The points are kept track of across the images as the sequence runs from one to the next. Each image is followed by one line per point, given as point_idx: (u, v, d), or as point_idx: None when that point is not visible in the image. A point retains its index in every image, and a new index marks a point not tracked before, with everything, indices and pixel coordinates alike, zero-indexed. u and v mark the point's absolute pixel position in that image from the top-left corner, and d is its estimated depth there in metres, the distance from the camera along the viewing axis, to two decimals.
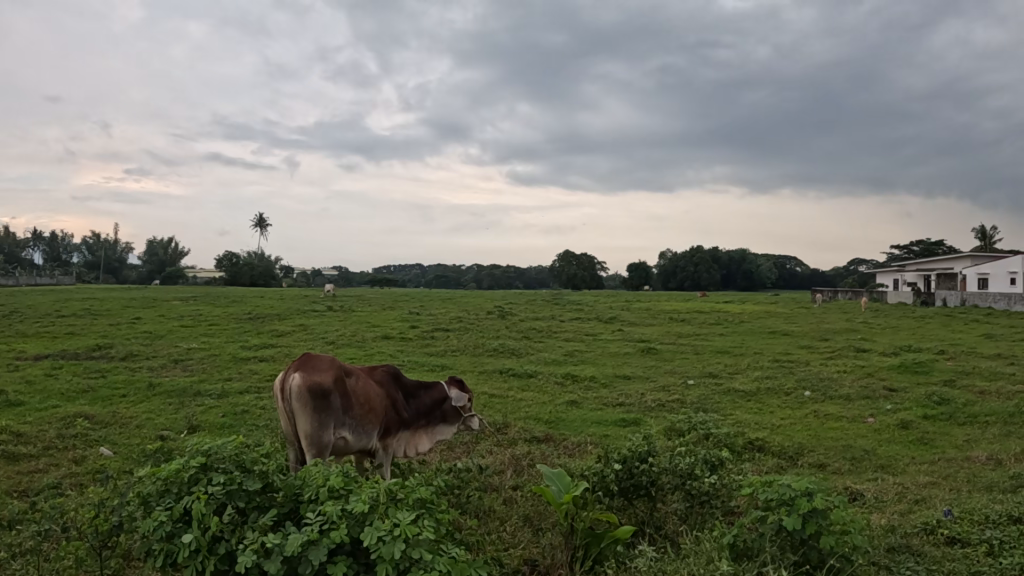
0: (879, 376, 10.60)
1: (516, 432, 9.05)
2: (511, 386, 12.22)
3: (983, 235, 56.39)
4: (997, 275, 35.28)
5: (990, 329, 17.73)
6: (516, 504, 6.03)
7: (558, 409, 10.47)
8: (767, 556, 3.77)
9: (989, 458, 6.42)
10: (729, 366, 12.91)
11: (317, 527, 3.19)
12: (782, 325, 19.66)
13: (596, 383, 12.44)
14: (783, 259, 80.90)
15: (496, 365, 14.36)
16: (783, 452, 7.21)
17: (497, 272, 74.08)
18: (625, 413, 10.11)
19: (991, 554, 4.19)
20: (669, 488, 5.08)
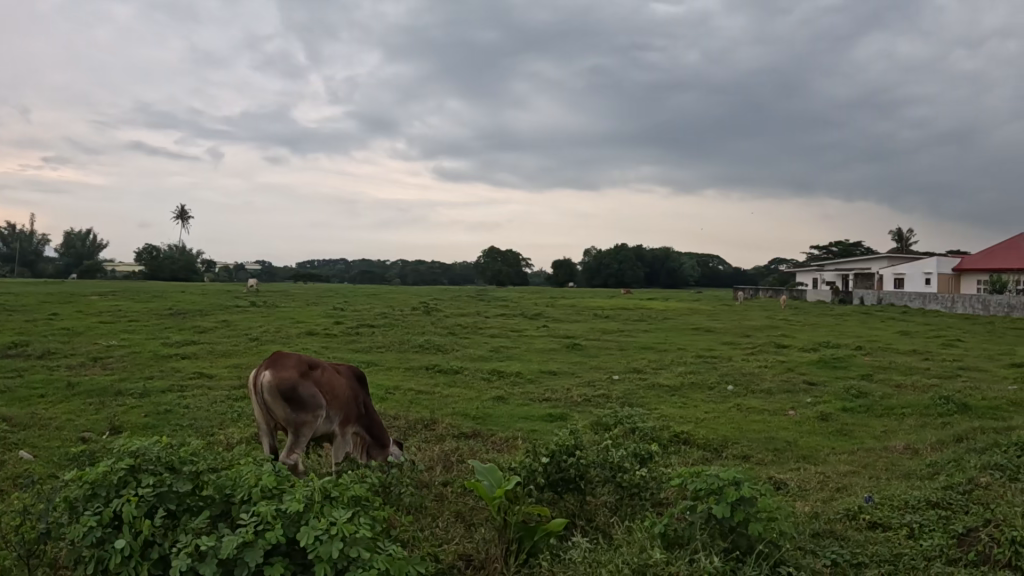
0: (798, 372, 10.97)
1: (444, 429, 9.12)
2: (438, 382, 12.28)
3: (897, 236, 58.63)
4: (912, 275, 36.87)
5: (905, 326, 18.57)
6: (448, 501, 6.14)
7: (485, 405, 10.58)
8: (699, 545, 3.93)
9: (906, 447, 6.75)
10: (652, 361, 13.22)
11: (252, 529, 3.22)
12: (707, 322, 20.11)
13: (523, 378, 12.59)
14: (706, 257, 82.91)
15: (423, 361, 14.43)
16: (707, 444, 7.47)
17: (423, 270, 74.14)
18: (552, 408, 10.28)
19: (911, 537, 4.44)
20: (599, 482, 5.27)
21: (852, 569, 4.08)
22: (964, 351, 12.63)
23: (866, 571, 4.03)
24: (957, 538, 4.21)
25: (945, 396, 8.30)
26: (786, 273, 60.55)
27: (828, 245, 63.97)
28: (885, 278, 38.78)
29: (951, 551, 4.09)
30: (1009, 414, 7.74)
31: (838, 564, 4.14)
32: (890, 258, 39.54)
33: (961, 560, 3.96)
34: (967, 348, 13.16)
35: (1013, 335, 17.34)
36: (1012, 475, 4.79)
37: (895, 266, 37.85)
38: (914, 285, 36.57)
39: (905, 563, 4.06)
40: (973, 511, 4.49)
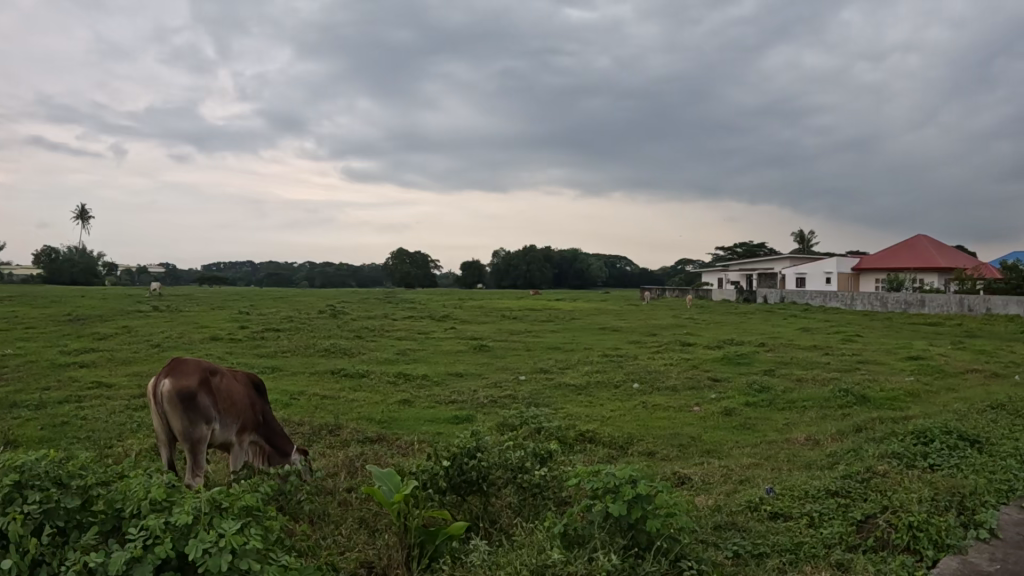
0: (703, 369, 10.99)
1: (348, 433, 8.77)
2: (343, 386, 11.89)
3: (798, 239, 60.40)
4: (812, 275, 38.01)
5: (804, 322, 19.00)
6: (351, 507, 5.72)
7: (390, 408, 10.26)
8: (597, 542, 3.68)
9: (808, 439, 6.73)
10: (559, 361, 13.11)
11: (140, 543, 2.82)
12: (613, 321, 20.20)
13: (429, 381, 12.32)
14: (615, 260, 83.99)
15: (329, 365, 13.99)
16: (613, 442, 7.31)
17: (332, 273, 73.00)
18: (458, 411, 10.01)
19: (811, 525, 4.31)
20: (501, 483, 5.01)
21: (754, 560, 3.94)
22: (862, 345, 12.92)
23: (767, 561, 3.87)
24: (855, 525, 4.08)
25: (845, 389, 8.38)
26: (692, 275, 61.79)
27: (732, 246, 65.58)
28: (787, 279, 39.82)
29: (851, 538, 3.96)
30: (905, 404, 7.83)
31: (739, 556, 4.00)
32: (791, 259, 40.63)
33: (860, 546, 3.83)
34: (865, 343, 13.45)
35: (906, 329, 17.89)
36: (907, 462, 4.72)
37: (796, 266, 38.97)
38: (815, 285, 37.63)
39: (805, 550, 3.91)
40: (872, 498, 4.39)
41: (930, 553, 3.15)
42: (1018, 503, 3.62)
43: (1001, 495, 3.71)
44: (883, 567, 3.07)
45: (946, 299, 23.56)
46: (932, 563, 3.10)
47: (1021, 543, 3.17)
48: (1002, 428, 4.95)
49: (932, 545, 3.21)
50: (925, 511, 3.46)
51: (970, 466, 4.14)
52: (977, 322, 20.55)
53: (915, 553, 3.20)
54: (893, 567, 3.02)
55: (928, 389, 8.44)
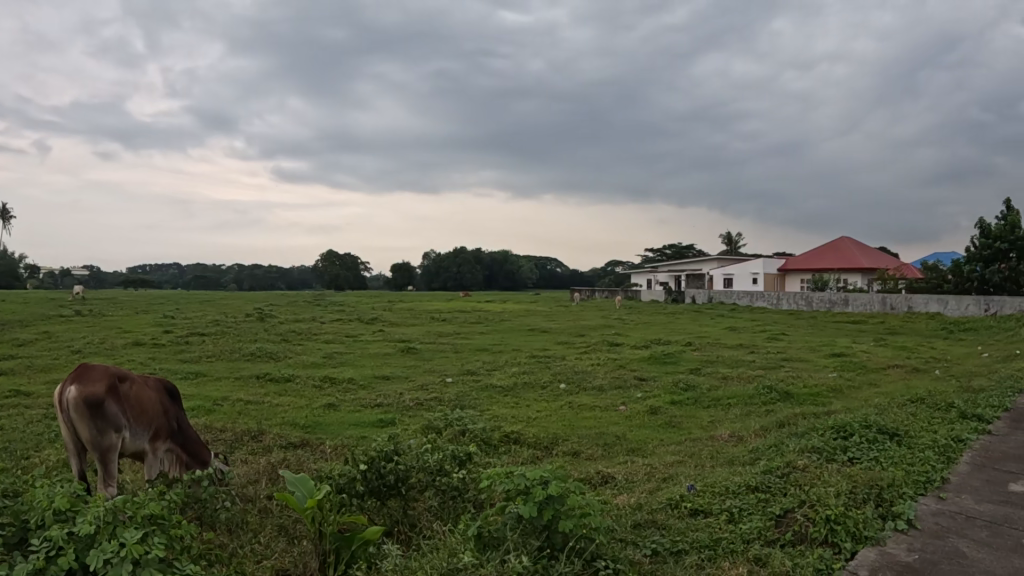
0: (630, 368, 10.88)
1: (269, 438, 7.56)
2: (267, 390, 11.21)
3: (726, 241, 61.50)
4: (740, 277, 38.62)
5: (731, 322, 19.16)
6: (269, 516, 4.45)
7: (314, 412, 9.49)
8: (509, 544, 3.29)
9: (731, 436, 6.64)
10: (487, 363, 12.90)
11: (42, 555, 2.45)
12: (541, 323, 20.13)
13: (356, 384, 11.86)
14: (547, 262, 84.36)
15: (253, 369, 13.50)
16: (538, 443, 7.10)
17: (262, 276, 71.69)
18: (384, 414, 9.40)
19: (731, 521, 4.12)
20: (421, 487, 4.20)
21: (673, 558, 3.67)
22: (787, 343, 13.00)
23: (686, 558, 3.63)
24: (775, 520, 3.92)
25: (768, 386, 8.34)
26: (622, 276, 62.39)
27: (662, 248, 66.49)
28: (715, 279, 40.27)
29: (770, 533, 3.79)
30: (828, 399, 7.82)
31: (658, 554, 3.72)
32: (721, 261, 41.15)
33: (779, 541, 3.67)
34: (790, 341, 13.57)
35: (830, 328, 18.16)
36: (828, 456, 4.61)
37: (725, 268, 39.50)
38: (742, 285, 38.21)
39: (723, 546, 3.69)
40: (793, 493, 4.25)
41: (847, 544, 3.01)
42: (937, 494, 3.51)
43: (920, 486, 3.58)
44: (800, 560, 2.90)
45: (869, 299, 24.01)
46: (849, 555, 2.96)
47: (939, 532, 3.06)
48: (920, 421, 4.90)
49: (849, 538, 3.07)
50: (842, 504, 3.32)
51: (891, 458, 4.02)
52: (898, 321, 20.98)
53: (831, 546, 3.05)
54: (810, 561, 2.85)
55: (850, 384, 8.47)
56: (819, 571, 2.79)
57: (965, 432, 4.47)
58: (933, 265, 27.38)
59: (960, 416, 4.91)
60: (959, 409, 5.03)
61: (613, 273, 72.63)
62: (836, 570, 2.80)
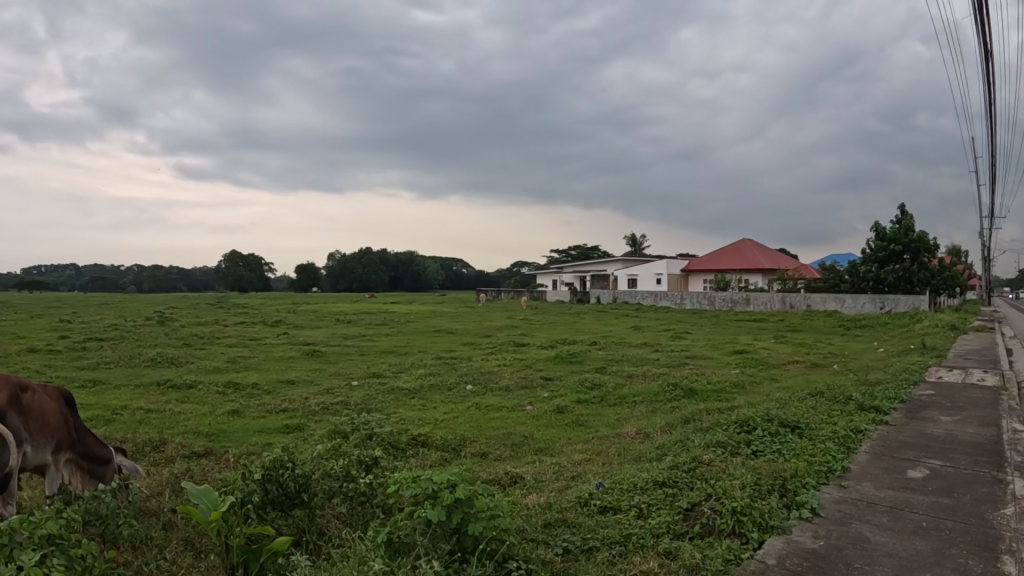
0: (535, 368, 10.93)
1: (171, 449, 6.82)
2: (168, 398, 10.63)
3: (630, 242, 62.67)
4: (644, 277, 39.37)
5: (633, 321, 19.47)
6: (176, 530, 3.98)
7: (218, 420, 8.92)
8: (420, 550, 3.13)
9: (639, 432, 6.71)
10: (392, 365, 12.73)
11: None
12: (447, 324, 20.05)
13: (260, 389, 11.36)
14: (453, 263, 84.28)
15: (152, 375, 12.93)
16: (446, 445, 7.00)
17: (159, 277, 69.29)
18: (288, 420, 8.94)
19: (641, 517, 4.13)
20: (327, 494, 3.96)
21: (584, 555, 3.65)
22: (688, 341, 13.28)
23: (597, 554, 3.62)
24: (683, 513, 3.95)
25: (673, 383, 8.48)
26: (527, 277, 62.81)
27: (568, 250, 67.31)
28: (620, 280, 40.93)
29: (678, 526, 3.82)
30: (730, 394, 8.01)
31: (569, 552, 3.70)
32: (625, 262, 41.80)
33: (687, 534, 3.69)
34: (692, 339, 13.87)
35: (730, 325, 18.64)
36: (732, 450, 4.68)
37: (629, 269, 40.17)
38: (647, 286, 39.07)
39: (634, 542, 3.69)
40: (700, 486, 4.30)
41: (754, 535, 3.03)
42: (839, 482, 3.60)
43: (822, 475, 3.67)
44: (710, 552, 2.89)
45: (771, 297, 24.92)
46: (758, 545, 2.98)
47: (843, 519, 3.13)
48: (821, 413, 5.05)
49: (756, 528, 3.09)
50: (748, 496, 3.34)
51: (792, 450, 4.12)
52: (797, 319, 21.69)
53: (740, 537, 3.06)
54: (720, 553, 2.84)
55: (752, 380, 8.70)
56: (728, 562, 2.79)
57: (864, 422, 4.62)
58: (830, 265, 28.55)
59: (858, 407, 5.08)
60: (857, 401, 5.20)
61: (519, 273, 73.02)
62: (745, 560, 2.81)
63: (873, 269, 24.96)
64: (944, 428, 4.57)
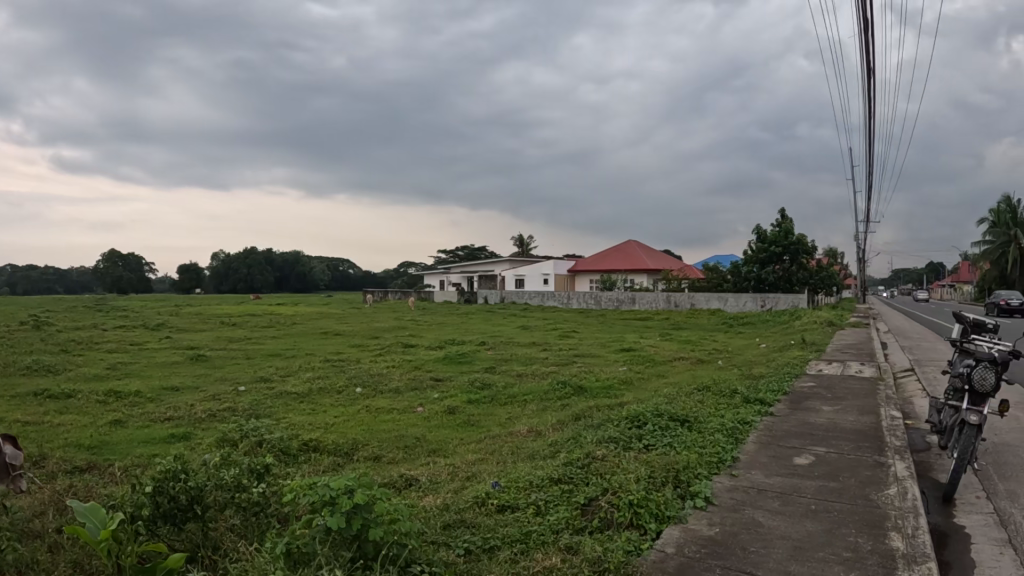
0: (425, 370, 10.91)
1: (51, 464, 6.46)
2: (45, 408, 10.07)
3: (516, 241, 63.17)
4: (529, 277, 39.80)
5: (520, 320, 19.68)
6: (65, 551, 3.79)
7: (98, 431, 8.51)
8: (321, 559, 2.96)
9: (529, 430, 6.82)
10: (280, 369, 12.44)
11: None
12: (335, 325, 19.74)
13: (143, 397, 10.89)
14: (337, 262, 83.01)
15: (23, 384, 12.20)
16: (338, 449, 6.92)
17: (25, 278, 65.58)
18: (175, 428, 8.61)
19: (539, 513, 4.21)
20: (221, 506, 3.61)
21: (486, 555, 3.69)
22: (575, 340, 13.54)
23: (498, 553, 3.67)
24: (581, 509, 4.04)
25: (561, 382, 8.63)
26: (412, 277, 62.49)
27: (454, 250, 67.38)
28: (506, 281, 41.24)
29: (576, 522, 3.90)
30: (619, 391, 8.22)
31: (471, 552, 3.74)
32: (512, 263, 42.17)
33: (586, 529, 3.78)
34: (579, 337, 14.14)
35: (616, 324, 19.06)
36: (625, 445, 4.81)
37: (515, 268, 40.53)
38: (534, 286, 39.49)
39: (535, 538, 3.76)
40: (594, 482, 4.41)
41: (652, 525, 3.13)
42: (729, 471, 3.77)
43: (713, 466, 3.83)
44: (611, 544, 2.97)
45: (655, 296, 25.63)
46: (656, 536, 3.08)
47: (735, 507, 3.28)
48: (708, 407, 5.26)
49: (653, 519, 3.20)
50: (644, 488, 3.45)
51: (683, 443, 4.27)
52: (678, 316, 22.39)
53: (638, 529, 3.15)
54: (621, 545, 2.93)
55: (639, 377, 8.95)
56: (629, 553, 2.88)
57: (751, 414, 4.84)
58: (713, 265, 29.52)
59: (744, 400, 5.32)
60: (743, 394, 5.45)
61: (405, 273, 72.54)
62: (646, 550, 2.90)
63: (754, 269, 26.01)
64: (825, 417, 4.84)
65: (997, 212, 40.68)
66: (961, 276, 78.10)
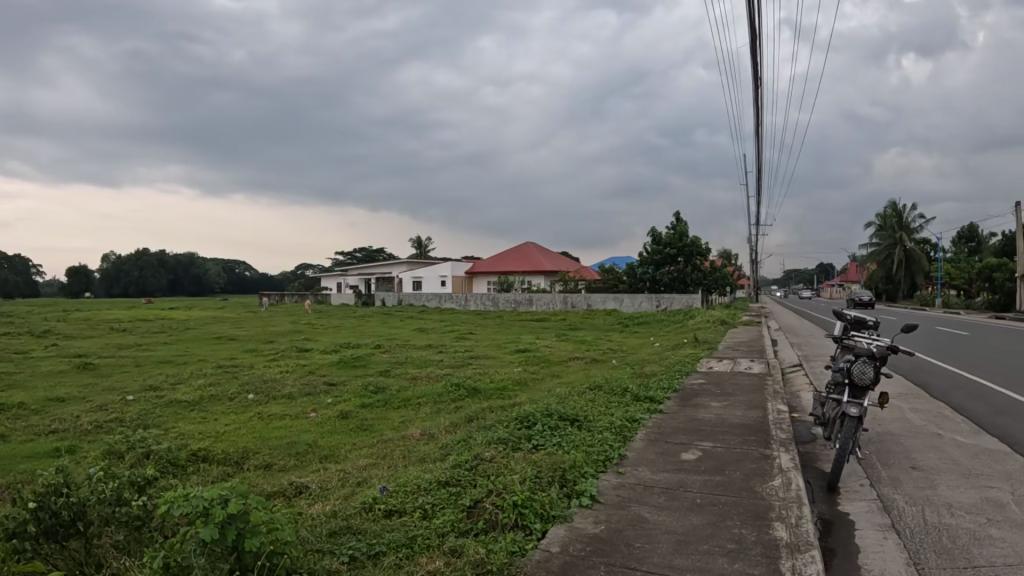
0: (319, 374, 10.62)
1: None
2: None
3: (417, 244, 62.69)
4: (428, 279, 39.59)
5: (421, 324, 19.39)
6: None
7: None
8: None
9: (422, 433, 6.65)
10: (169, 377, 11.85)
11: None
12: (229, 330, 19.03)
13: (25, 409, 10.16)
14: (234, 265, 80.81)
15: None
16: (227, 459, 6.54)
17: None
18: (58, 442, 8.00)
19: (426, 517, 4.04)
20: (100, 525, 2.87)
21: (371, 561, 3.46)
22: (473, 342, 13.40)
23: (383, 559, 3.45)
24: (466, 511, 3.89)
25: (456, 383, 8.49)
26: (312, 279, 61.38)
27: (354, 252, 66.50)
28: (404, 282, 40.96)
29: (462, 524, 3.76)
30: (513, 392, 8.13)
31: (355, 559, 3.49)
32: (409, 264, 41.90)
33: (472, 531, 3.64)
34: (476, 339, 14.00)
35: (515, 326, 18.99)
36: (514, 445, 4.69)
37: (413, 270, 40.18)
38: (431, 288, 39.36)
39: (420, 543, 3.58)
40: (481, 484, 4.28)
41: (536, 526, 3.00)
42: (615, 470, 3.69)
43: (599, 464, 3.74)
44: (494, 546, 2.82)
45: (551, 298, 25.85)
46: (541, 536, 2.95)
47: (622, 504, 3.20)
48: (599, 405, 5.21)
49: (538, 519, 3.07)
50: (528, 489, 3.32)
51: (571, 443, 4.18)
52: (576, 317, 22.59)
53: (523, 529, 3.01)
54: (505, 546, 2.78)
55: (534, 377, 8.89)
56: (513, 554, 2.73)
57: (639, 412, 4.80)
58: (608, 266, 29.91)
59: (634, 398, 5.28)
60: (634, 393, 5.41)
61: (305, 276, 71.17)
62: (530, 551, 2.76)
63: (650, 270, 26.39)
64: (714, 413, 4.84)
65: (883, 215, 42.15)
66: (848, 276, 81.64)
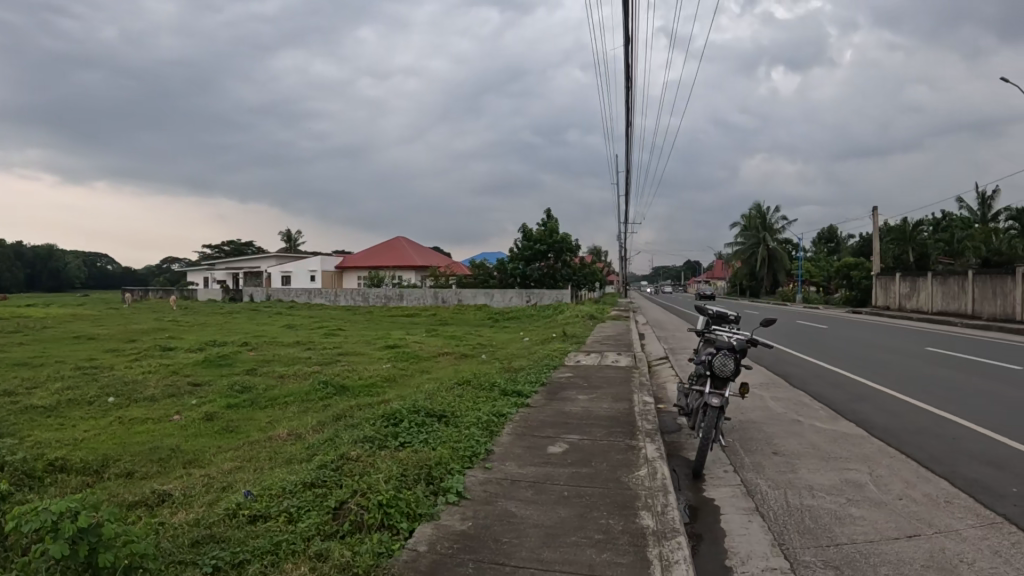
0: (184, 374, 10.16)
1: None
2: None
3: (286, 237, 61.07)
4: (298, 274, 38.66)
5: (294, 320, 18.85)
6: None
7: None
8: None
9: (290, 434, 6.44)
10: (21, 381, 11.02)
11: None
12: (88, 329, 17.92)
13: None
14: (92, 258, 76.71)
15: None
16: (86, 467, 6.11)
17: None
18: None
19: (291, 521, 3.87)
20: None
21: (235, 570, 3.25)
22: (344, 338, 13.10)
23: (248, 567, 3.26)
24: (332, 513, 3.75)
25: (324, 380, 8.31)
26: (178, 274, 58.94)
27: (221, 246, 64.28)
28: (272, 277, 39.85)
29: (328, 526, 3.64)
30: (383, 389, 8.00)
31: (219, 569, 3.27)
32: (278, 259, 40.78)
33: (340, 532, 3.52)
34: (347, 335, 13.73)
35: (387, 321, 18.72)
36: (380, 444, 4.58)
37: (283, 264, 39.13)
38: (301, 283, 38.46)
39: (285, 548, 3.41)
40: (348, 484, 4.16)
41: (404, 525, 2.91)
42: (483, 465, 3.65)
43: (466, 460, 3.69)
44: (360, 547, 2.69)
45: (423, 293, 25.70)
46: (408, 535, 2.86)
47: (489, 499, 3.15)
48: (466, 401, 5.16)
49: (405, 518, 2.98)
50: (393, 488, 3.22)
51: (439, 440, 4.11)
52: (448, 311, 22.55)
53: (389, 529, 2.91)
54: (371, 547, 2.65)
55: (405, 373, 8.77)
56: (380, 555, 2.60)
57: (507, 407, 4.77)
58: (479, 261, 29.93)
59: (502, 393, 5.26)
60: (502, 387, 5.39)
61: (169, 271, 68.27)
62: (397, 551, 2.67)
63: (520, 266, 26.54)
64: (581, 406, 4.86)
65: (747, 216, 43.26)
66: (713, 273, 84.82)
